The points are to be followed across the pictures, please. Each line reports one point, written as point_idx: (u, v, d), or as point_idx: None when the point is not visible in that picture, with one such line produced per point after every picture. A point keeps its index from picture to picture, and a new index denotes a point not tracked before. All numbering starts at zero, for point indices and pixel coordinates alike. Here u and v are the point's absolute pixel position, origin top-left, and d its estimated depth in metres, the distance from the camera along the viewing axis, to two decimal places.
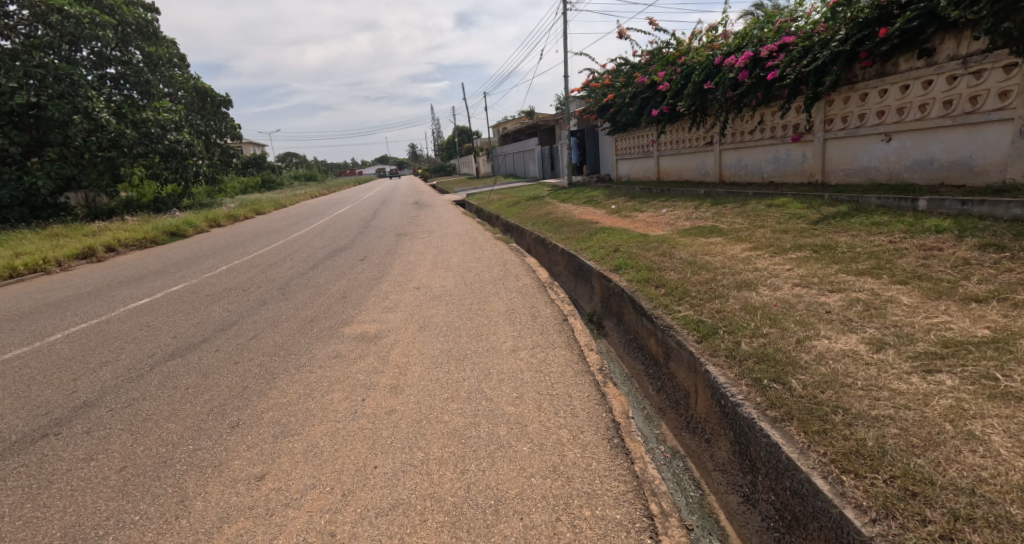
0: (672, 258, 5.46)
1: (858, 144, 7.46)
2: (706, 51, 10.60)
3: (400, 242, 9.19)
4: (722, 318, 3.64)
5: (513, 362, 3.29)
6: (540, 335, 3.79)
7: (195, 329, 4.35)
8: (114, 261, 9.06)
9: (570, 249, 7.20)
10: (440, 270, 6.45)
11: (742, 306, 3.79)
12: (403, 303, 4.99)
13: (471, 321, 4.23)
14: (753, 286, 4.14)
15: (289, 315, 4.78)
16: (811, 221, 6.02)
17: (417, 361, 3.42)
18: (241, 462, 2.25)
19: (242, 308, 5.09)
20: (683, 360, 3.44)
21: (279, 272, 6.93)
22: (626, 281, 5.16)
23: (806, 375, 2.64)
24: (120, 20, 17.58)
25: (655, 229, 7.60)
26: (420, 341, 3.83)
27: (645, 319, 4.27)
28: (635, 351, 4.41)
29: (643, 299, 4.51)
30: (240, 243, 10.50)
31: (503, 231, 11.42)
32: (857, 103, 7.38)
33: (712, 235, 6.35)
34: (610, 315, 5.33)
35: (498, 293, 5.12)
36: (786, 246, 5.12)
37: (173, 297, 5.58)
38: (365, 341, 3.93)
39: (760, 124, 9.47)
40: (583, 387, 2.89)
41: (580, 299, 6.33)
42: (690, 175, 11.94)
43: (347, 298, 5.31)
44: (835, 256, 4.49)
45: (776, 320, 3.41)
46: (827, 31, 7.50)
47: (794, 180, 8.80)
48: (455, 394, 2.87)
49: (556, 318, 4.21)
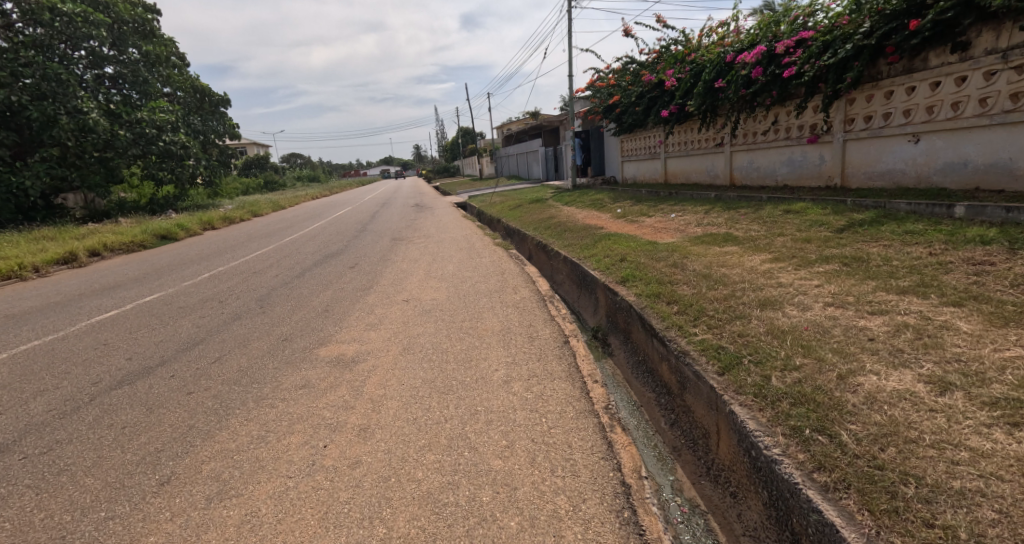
0: (684, 270, 5.00)
1: (882, 145, 6.97)
2: (717, 48, 10.12)
3: (396, 248, 8.75)
4: (746, 345, 3.17)
5: (505, 397, 2.83)
6: (537, 362, 3.34)
7: (155, 350, 3.92)
8: (96, 266, 8.70)
9: (573, 256, 6.76)
10: (433, 280, 6.02)
11: (768, 330, 3.31)
12: (388, 319, 4.55)
13: (461, 343, 3.78)
14: (778, 305, 3.67)
15: (262, 332, 4.34)
16: (835, 228, 5.54)
17: (395, 394, 2.97)
18: (158, 540, 1.81)
19: (213, 323, 4.66)
20: (700, 395, 2.98)
21: (262, 281, 6.50)
22: (634, 295, 4.70)
23: (857, 423, 2.17)
24: (115, 18, 17.25)
25: (664, 235, 7.13)
26: (401, 368, 3.38)
27: (656, 341, 3.81)
28: (645, 376, 3.96)
29: (654, 318, 4.05)
30: (230, 247, 10.13)
31: (503, 236, 10.98)
32: (881, 101, 6.89)
33: (726, 243, 5.87)
34: (616, 332, 4.89)
35: (492, 309, 4.67)
36: (811, 257, 4.64)
37: (142, 309, 5.18)
38: (341, 366, 3.49)
39: (774, 124, 9.00)
40: (587, 434, 2.43)
41: (584, 312, 5.88)
42: (699, 178, 11.46)
43: (328, 313, 4.86)
44: (870, 270, 4.02)
45: (810, 349, 2.93)
46: (850, 24, 7.03)
47: (810, 183, 8.32)
48: (434, 441, 2.42)
49: (556, 339, 3.76)
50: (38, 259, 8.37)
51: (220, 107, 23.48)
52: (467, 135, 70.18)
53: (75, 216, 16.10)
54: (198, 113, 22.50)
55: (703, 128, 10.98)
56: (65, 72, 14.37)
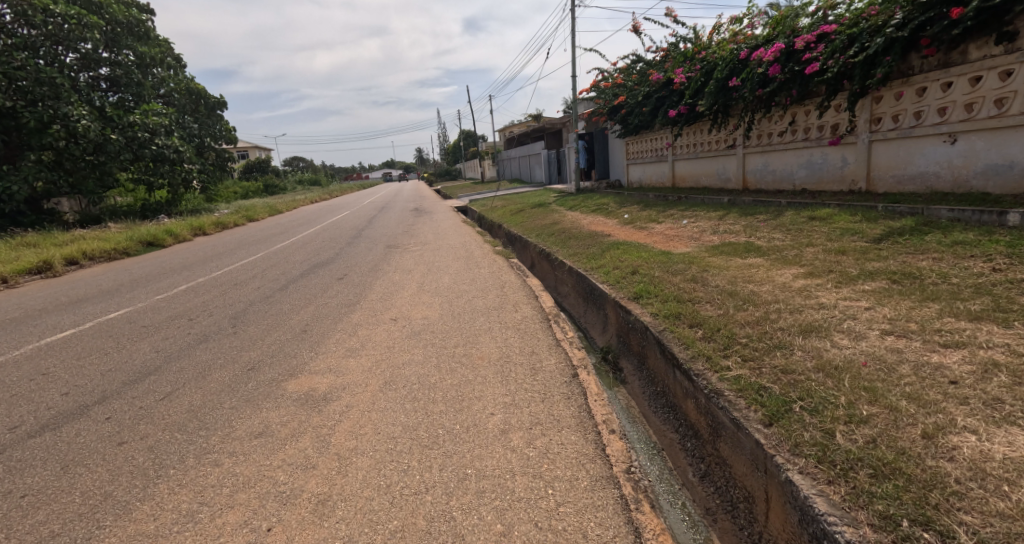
0: (706, 286, 4.46)
1: (913, 146, 6.42)
2: (730, 44, 9.59)
3: (389, 256, 8.27)
4: (795, 387, 2.62)
5: (501, 456, 2.31)
6: (540, 405, 2.79)
7: (98, 382, 3.39)
8: (71, 276, 8.23)
9: (579, 268, 6.24)
10: (425, 295, 5.48)
11: (817, 366, 2.77)
12: (372, 343, 4.01)
13: (452, 376, 3.25)
14: (825, 333, 3.11)
15: (226, 360, 3.81)
16: (871, 238, 5.00)
17: (369, 447, 2.45)
18: None
19: (174, 347, 4.14)
20: (742, 449, 2.44)
21: (240, 294, 6.00)
22: (650, 315, 4.16)
23: (973, 513, 1.62)
24: (108, 19, 16.80)
25: (678, 244, 6.61)
26: (379, 410, 2.84)
27: (679, 373, 3.29)
28: (665, 413, 3.44)
29: (675, 345, 3.51)
30: (216, 255, 9.62)
31: (505, 242, 10.47)
32: (912, 98, 6.35)
33: (749, 254, 5.33)
34: (629, 355, 4.36)
35: (490, 330, 4.15)
36: (851, 272, 4.09)
37: (101, 330, 4.66)
38: (309, 406, 2.95)
39: (791, 124, 8.47)
40: (605, 518, 1.90)
41: (592, 329, 5.35)
42: (709, 182, 10.92)
43: (306, 335, 4.33)
44: (926, 289, 3.46)
45: (878, 393, 2.38)
46: (879, 16, 6.49)
47: (831, 187, 7.76)
48: (409, 524, 1.89)
49: (563, 372, 3.22)
50: (8, 269, 7.86)
51: (216, 110, 23.13)
52: (468, 139, 69.75)
53: (64, 221, 15.63)
54: (193, 115, 22.09)
55: (714, 129, 10.44)
56: (58, 76, 13.99)
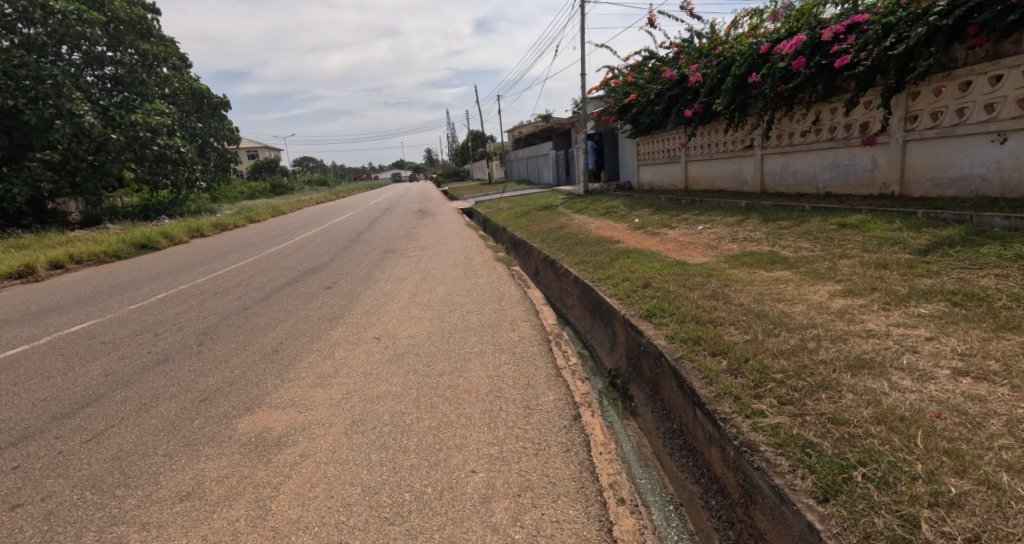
0: (727, 304, 3.94)
1: (954, 146, 5.84)
2: (750, 37, 9.02)
3: (384, 262, 7.83)
4: (853, 446, 2.05)
5: (478, 539, 1.81)
6: (533, 460, 2.29)
7: (24, 416, 2.95)
8: (53, 281, 7.89)
9: (585, 277, 5.75)
10: (415, 308, 5.00)
11: (875, 415, 2.21)
12: (347, 368, 3.53)
13: (432, 416, 2.75)
14: (879, 371, 2.55)
15: (179, 388, 3.33)
16: (915, 249, 4.43)
17: (315, 520, 1.96)
18: None
19: (128, 369, 3.70)
20: (788, 528, 1.91)
21: (218, 304, 5.58)
22: (665, 338, 3.63)
23: None
24: (110, 16, 16.44)
25: (693, 252, 6.09)
26: (340, 463, 2.35)
27: (701, 413, 2.76)
28: (684, 457, 2.93)
29: (696, 379, 2.97)
30: (206, 259, 9.22)
31: (509, 247, 9.99)
32: (954, 93, 5.77)
33: (774, 266, 4.80)
34: (640, 381, 3.83)
35: (482, 354, 3.66)
36: (899, 291, 3.53)
37: (56, 347, 4.24)
38: (256, 453, 2.46)
39: (815, 123, 7.87)
40: None
41: (598, 347, 4.85)
42: (725, 185, 10.34)
43: (276, 356, 3.85)
44: (999, 315, 2.90)
45: (966, 461, 1.83)
46: (918, 2, 5.89)
47: (859, 191, 7.17)
48: None
49: (562, 414, 2.70)
50: None
51: (219, 110, 22.83)
52: (477, 139, 69.25)
53: (64, 222, 15.45)
54: (196, 114, 21.80)
55: (730, 128, 9.87)
56: (59, 72, 13.67)
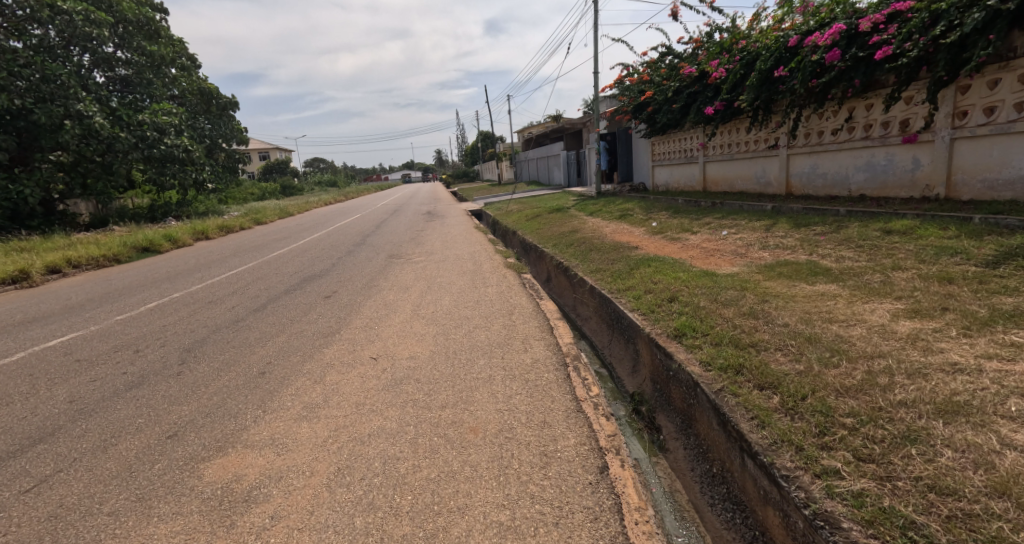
0: (769, 323, 3.47)
1: (1011, 144, 5.31)
2: (777, 29, 8.49)
3: (388, 269, 7.44)
4: (972, 533, 1.58)
5: None
6: (556, 534, 1.84)
7: None
8: (46, 287, 7.60)
9: (602, 288, 5.29)
10: (418, 322, 4.59)
11: (992, 485, 1.73)
12: (339, 396, 3.12)
13: (431, 465, 2.31)
14: (981, 420, 2.07)
15: (148, 419, 2.94)
16: (981, 260, 3.92)
17: None
18: None
19: (99, 393, 3.33)
20: None
21: (210, 315, 5.21)
22: (699, 364, 3.16)
23: None
24: (118, 17, 16.22)
25: (720, 260, 5.61)
26: (318, 532, 1.92)
27: (751, 464, 2.29)
28: (729, 513, 2.46)
29: (743, 420, 2.48)
30: (206, 263, 8.89)
31: (519, 252, 9.55)
32: (1013, 86, 5.24)
33: (816, 278, 4.31)
34: (669, 411, 3.36)
35: (491, 380, 3.22)
36: (976, 312, 3.04)
37: (26, 366, 3.87)
38: (221, 513, 2.05)
39: (849, 119, 7.31)
40: None
41: (618, 366, 4.38)
42: (747, 186, 9.81)
43: (262, 381, 3.43)
44: None
45: None
46: None
47: (898, 193, 6.62)
48: None
49: (587, 466, 2.26)
50: None
51: (228, 111, 22.62)
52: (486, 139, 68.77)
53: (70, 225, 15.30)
54: (204, 115, 21.64)
55: (753, 126, 9.33)
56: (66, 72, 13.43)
